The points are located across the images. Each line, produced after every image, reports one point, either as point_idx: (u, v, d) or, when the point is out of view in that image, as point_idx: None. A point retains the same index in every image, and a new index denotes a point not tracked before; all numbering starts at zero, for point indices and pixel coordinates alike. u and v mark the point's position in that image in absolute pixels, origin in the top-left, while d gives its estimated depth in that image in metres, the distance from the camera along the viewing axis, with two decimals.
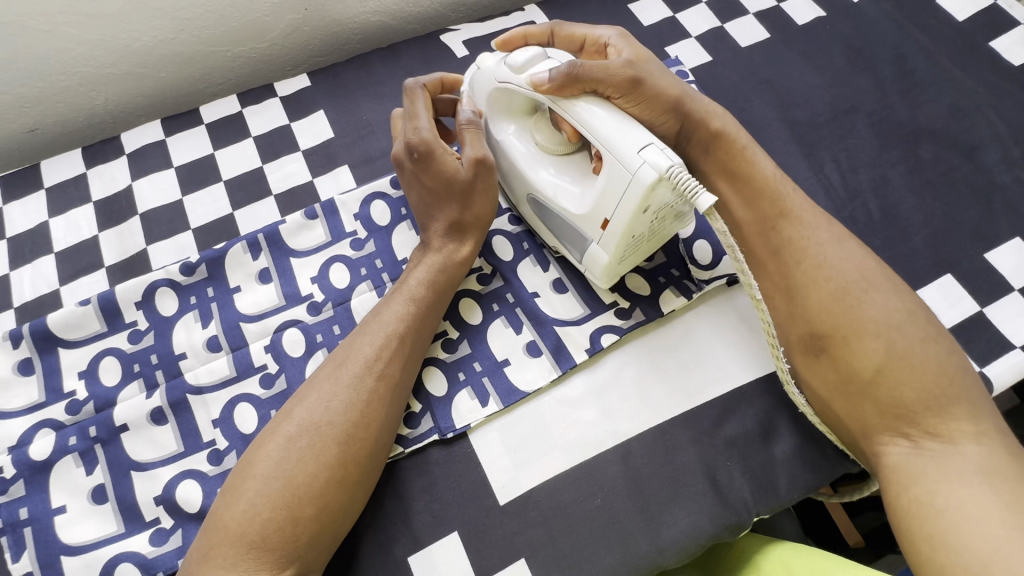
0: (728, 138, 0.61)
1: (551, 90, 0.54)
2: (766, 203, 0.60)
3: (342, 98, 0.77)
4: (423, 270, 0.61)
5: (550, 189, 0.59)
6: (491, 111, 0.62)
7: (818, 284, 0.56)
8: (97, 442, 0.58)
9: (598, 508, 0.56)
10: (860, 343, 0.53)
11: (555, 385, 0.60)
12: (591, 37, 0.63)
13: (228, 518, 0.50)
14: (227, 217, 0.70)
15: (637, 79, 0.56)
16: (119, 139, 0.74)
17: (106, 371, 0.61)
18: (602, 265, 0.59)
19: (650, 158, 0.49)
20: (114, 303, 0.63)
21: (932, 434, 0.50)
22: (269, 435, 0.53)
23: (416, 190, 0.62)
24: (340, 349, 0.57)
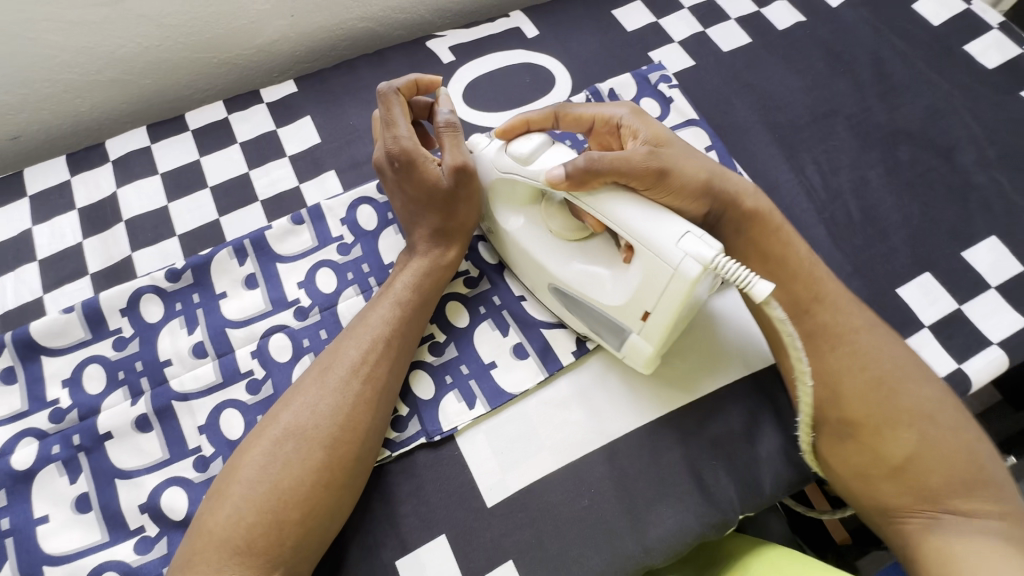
0: (759, 219, 0.58)
1: (571, 185, 0.52)
2: (800, 288, 0.58)
3: (329, 104, 0.78)
4: (409, 276, 0.61)
5: (579, 283, 0.57)
6: (500, 202, 0.61)
7: (854, 371, 0.55)
8: (81, 450, 0.57)
9: (586, 509, 0.56)
10: (890, 431, 0.53)
11: (542, 387, 0.61)
12: (601, 117, 0.60)
13: (212, 523, 0.49)
14: (213, 223, 0.70)
15: (662, 167, 0.54)
16: (104, 145, 0.74)
17: (91, 378, 0.61)
18: (645, 355, 0.56)
19: (691, 250, 0.48)
20: (98, 310, 0.63)
21: (955, 513, 0.51)
22: (256, 440, 0.53)
23: (401, 199, 0.63)
24: (326, 352, 0.58)
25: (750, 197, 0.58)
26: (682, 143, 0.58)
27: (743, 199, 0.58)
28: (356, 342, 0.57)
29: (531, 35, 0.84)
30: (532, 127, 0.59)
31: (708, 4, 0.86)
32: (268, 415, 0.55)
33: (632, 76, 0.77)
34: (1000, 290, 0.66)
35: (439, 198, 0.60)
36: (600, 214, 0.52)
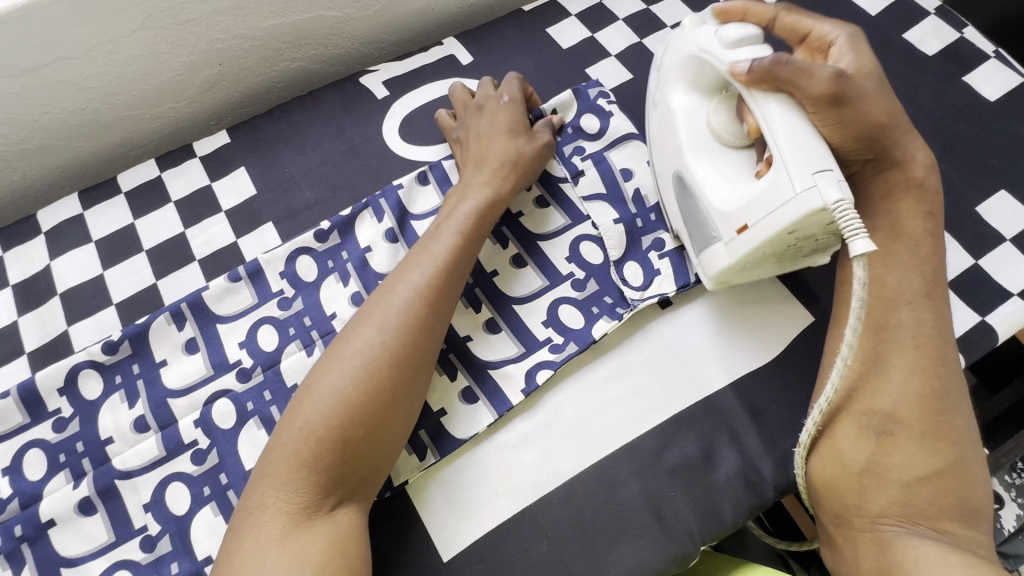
0: (920, 191, 0.57)
1: (747, 81, 0.53)
2: (925, 264, 0.56)
3: (263, 153, 0.76)
4: (477, 201, 0.63)
5: (702, 175, 0.59)
6: (680, 77, 0.63)
7: (920, 374, 0.52)
8: (24, 541, 0.56)
9: (544, 554, 0.55)
10: (931, 441, 0.51)
11: (493, 431, 0.59)
12: (819, 31, 0.60)
13: (285, 437, 0.51)
14: (150, 288, 0.68)
15: (841, 97, 0.51)
16: (36, 217, 0.73)
17: (31, 464, 0.59)
18: (719, 269, 0.58)
19: (823, 185, 0.47)
20: (35, 392, 0.61)
21: (942, 534, 0.49)
22: (329, 357, 0.54)
23: (485, 127, 0.69)
24: (395, 274, 0.58)
25: (917, 167, 0.57)
26: (879, 86, 0.56)
27: (908, 167, 0.57)
28: (431, 266, 0.58)
29: (466, 62, 0.82)
30: (748, 18, 0.63)
31: (644, 13, 0.85)
32: (339, 336, 0.56)
33: (573, 91, 0.74)
34: (953, 287, 0.64)
35: (524, 136, 0.68)
36: (754, 109, 0.53)
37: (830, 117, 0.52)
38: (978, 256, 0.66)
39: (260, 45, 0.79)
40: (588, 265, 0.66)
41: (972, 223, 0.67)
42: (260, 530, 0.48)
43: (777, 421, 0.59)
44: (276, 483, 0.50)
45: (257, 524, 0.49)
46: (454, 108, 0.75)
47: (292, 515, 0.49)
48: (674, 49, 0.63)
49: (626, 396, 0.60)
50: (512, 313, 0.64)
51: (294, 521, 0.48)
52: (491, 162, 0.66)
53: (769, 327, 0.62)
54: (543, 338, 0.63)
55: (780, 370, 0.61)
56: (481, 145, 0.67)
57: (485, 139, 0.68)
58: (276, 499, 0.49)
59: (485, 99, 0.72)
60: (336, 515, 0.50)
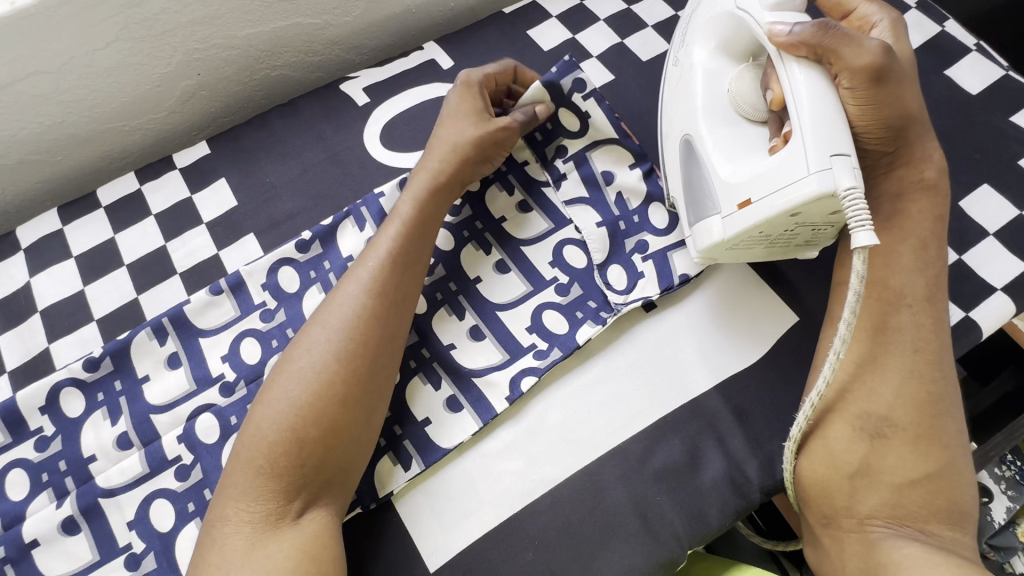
0: (931, 193, 0.57)
1: (786, 44, 0.52)
2: (928, 274, 0.55)
3: (244, 163, 0.76)
4: (427, 196, 0.62)
5: (709, 142, 0.58)
6: (713, 38, 0.62)
7: (916, 376, 0.52)
8: (7, 563, 0.56)
9: (531, 562, 0.54)
10: (923, 445, 0.51)
11: (480, 439, 0.59)
12: (862, 11, 0.61)
13: (243, 446, 0.52)
14: (131, 303, 0.67)
15: (883, 76, 0.51)
16: (16, 234, 0.72)
17: (14, 485, 0.59)
18: (712, 239, 0.57)
19: (837, 170, 0.48)
20: (17, 411, 0.61)
21: (931, 536, 0.49)
22: (284, 366, 0.54)
23: (450, 116, 0.66)
24: (343, 280, 0.58)
25: (932, 167, 0.57)
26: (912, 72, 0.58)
27: (924, 167, 0.57)
28: (377, 265, 0.58)
29: (447, 66, 0.82)
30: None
31: (625, 13, 0.84)
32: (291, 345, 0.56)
33: None
34: None
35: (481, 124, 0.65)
36: (785, 73, 0.52)
37: (867, 94, 0.51)
38: (962, 251, 0.66)
39: (239, 54, 0.79)
40: (571, 269, 0.66)
41: (956, 218, 0.67)
42: (229, 541, 0.49)
43: (762, 423, 0.59)
44: (235, 493, 0.51)
45: (221, 535, 0.50)
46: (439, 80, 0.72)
47: (253, 525, 0.49)
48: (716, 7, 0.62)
49: (613, 401, 0.60)
50: (496, 319, 0.64)
51: (256, 533, 0.49)
52: (445, 155, 0.64)
53: (754, 325, 0.62)
54: (527, 344, 0.62)
55: (764, 371, 0.61)
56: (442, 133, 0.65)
57: (447, 127, 0.66)
58: (236, 509, 0.50)
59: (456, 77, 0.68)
60: (306, 520, 0.51)
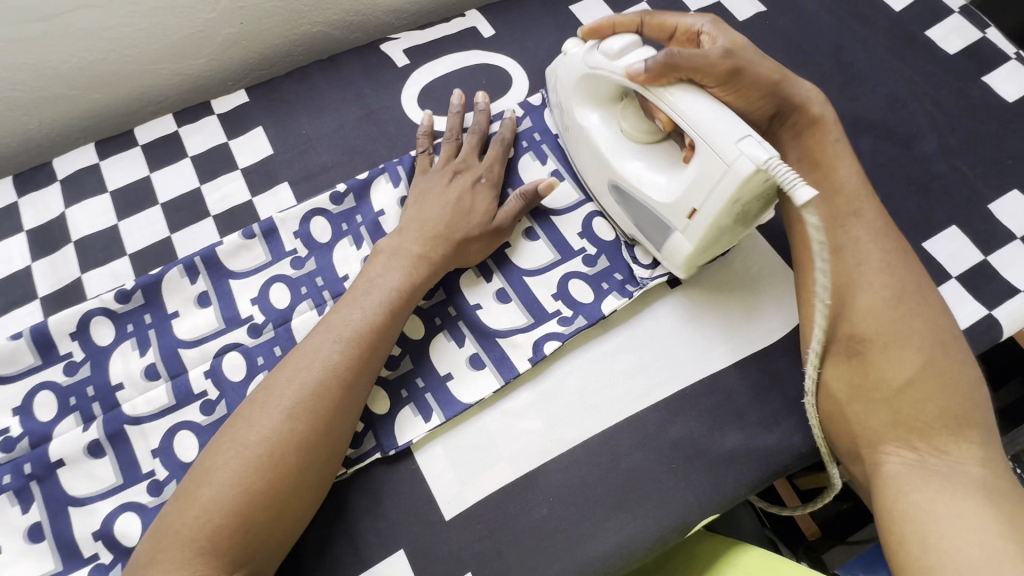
0: (825, 125, 0.62)
1: (646, 79, 0.55)
2: (843, 198, 0.60)
3: (282, 114, 0.76)
4: (405, 272, 0.60)
5: (635, 178, 0.60)
6: (580, 98, 0.65)
7: (874, 288, 0.56)
8: (32, 479, 0.57)
9: (544, 518, 0.56)
10: (900, 351, 0.54)
11: (500, 397, 0.60)
12: (684, 24, 0.63)
13: (179, 522, 0.48)
14: (164, 241, 0.68)
15: (736, 68, 0.57)
16: (52, 165, 0.73)
17: (42, 405, 0.60)
18: (682, 257, 0.60)
19: (749, 150, 0.50)
20: (48, 335, 0.62)
21: (939, 452, 0.51)
22: (226, 440, 0.52)
23: (447, 195, 0.65)
24: (302, 348, 0.56)
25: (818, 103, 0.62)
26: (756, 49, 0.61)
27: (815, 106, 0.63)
28: (337, 343, 0.55)
29: (487, 34, 0.82)
30: (617, 30, 0.64)
31: None
32: (238, 416, 0.53)
33: None
34: (961, 280, 0.66)
35: (482, 219, 0.64)
36: (668, 106, 0.55)
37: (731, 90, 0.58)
38: (987, 252, 0.67)
39: (282, 6, 0.79)
40: (599, 241, 0.67)
41: (981, 220, 0.68)
42: None
43: (779, 402, 0.60)
44: (167, 569, 0.47)
45: None
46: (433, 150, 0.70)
47: None
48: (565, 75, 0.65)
49: (631, 369, 0.61)
50: (523, 283, 0.65)
51: None
52: (439, 237, 0.62)
53: (776, 310, 0.63)
54: (552, 310, 0.63)
55: (784, 353, 0.62)
56: (433, 213, 0.64)
57: (441, 207, 0.64)
58: None
59: (472, 162, 0.68)
60: None
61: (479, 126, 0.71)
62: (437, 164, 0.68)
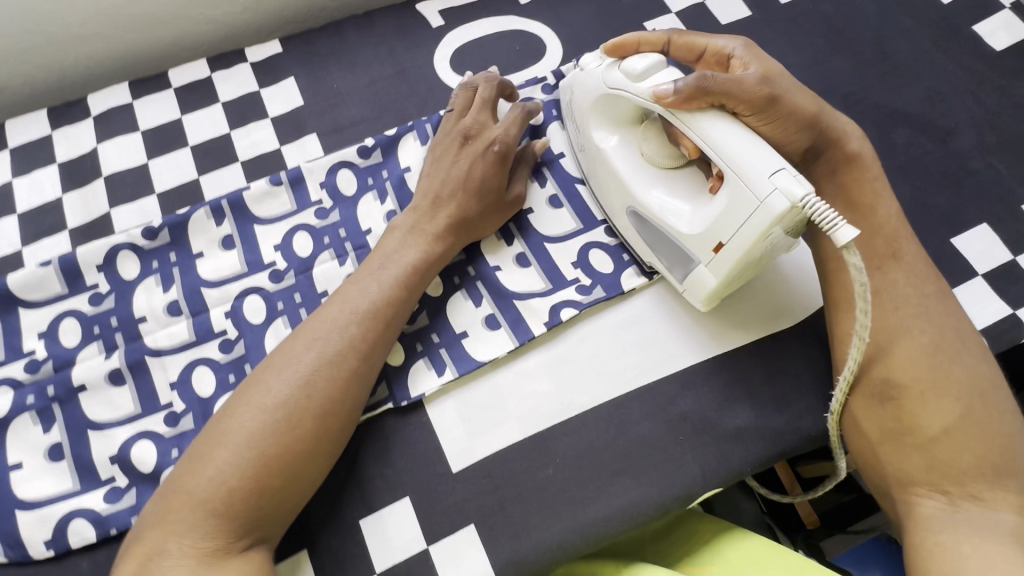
0: (859, 162, 0.59)
1: (673, 103, 0.54)
2: (882, 237, 0.58)
3: (314, 66, 0.76)
4: (420, 251, 0.60)
5: (658, 208, 0.59)
6: (597, 117, 0.63)
7: (912, 333, 0.54)
8: (55, 401, 0.58)
9: (549, 478, 0.56)
10: (935, 399, 0.52)
11: (513, 358, 0.61)
12: (714, 46, 0.61)
13: (191, 485, 0.48)
14: (192, 183, 0.69)
15: (773, 96, 0.55)
16: (86, 101, 0.74)
17: (67, 332, 0.61)
18: (706, 291, 0.58)
19: (783, 185, 0.48)
20: (75, 265, 0.63)
21: (973, 498, 0.51)
22: (240, 403, 0.51)
23: (456, 168, 0.63)
24: (318, 317, 0.55)
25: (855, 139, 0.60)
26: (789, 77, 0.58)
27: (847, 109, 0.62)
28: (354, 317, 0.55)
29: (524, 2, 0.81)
30: (642, 48, 0.61)
31: None
32: (251, 380, 0.53)
33: None
34: (987, 278, 0.65)
35: (491, 196, 0.63)
36: (695, 133, 0.54)
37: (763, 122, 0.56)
38: (1016, 252, 0.66)
39: None
40: None
41: (1014, 220, 0.67)
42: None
43: (793, 384, 0.60)
44: (178, 531, 0.47)
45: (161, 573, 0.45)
46: (453, 106, 0.67)
47: (200, 559, 0.46)
48: (583, 93, 0.64)
49: (646, 342, 0.61)
50: (543, 250, 0.65)
51: (202, 566, 0.46)
52: (447, 215, 0.62)
53: (796, 293, 0.63)
54: (571, 278, 0.63)
55: (801, 336, 0.61)
56: (442, 188, 0.62)
57: (449, 182, 0.63)
58: (178, 546, 0.46)
59: (483, 126, 0.65)
60: (248, 555, 0.48)
61: (493, 89, 0.68)
62: (453, 124, 0.66)
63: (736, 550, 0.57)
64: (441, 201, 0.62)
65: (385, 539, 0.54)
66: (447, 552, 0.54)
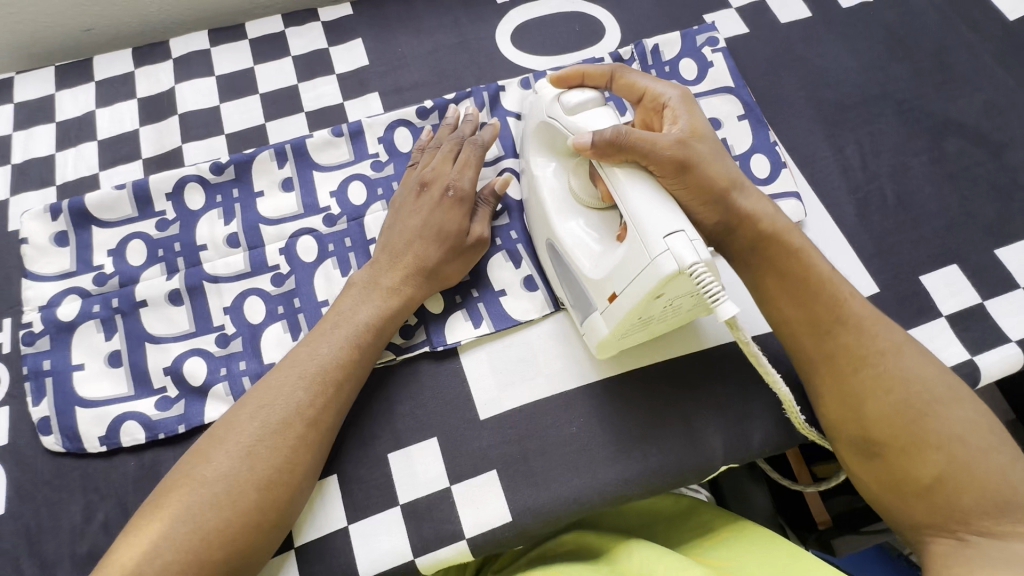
0: (779, 239, 0.55)
1: (592, 152, 0.52)
2: (825, 301, 0.54)
3: (382, 30, 0.80)
4: (374, 308, 0.57)
5: (571, 244, 0.57)
6: (537, 144, 0.62)
7: (878, 395, 0.51)
8: (118, 313, 0.62)
9: (572, 435, 0.58)
10: (916, 450, 0.50)
11: (548, 319, 0.63)
12: (652, 91, 0.59)
13: (125, 557, 0.45)
14: (259, 127, 0.73)
15: (686, 162, 0.53)
16: (168, 44, 0.78)
17: (133, 252, 0.65)
18: (599, 337, 0.56)
19: (675, 248, 0.46)
20: (146, 191, 0.67)
21: (982, 534, 0.47)
22: (181, 481, 0.49)
23: (414, 216, 0.61)
24: (268, 383, 0.53)
25: (772, 219, 0.56)
26: (717, 145, 0.56)
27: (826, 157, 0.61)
28: (302, 381, 0.53)
29: None
30: (585, 82, 0.60)
31: None
32: (196, 451, 0.51)
33: (681, 35, 0.76)
34: None
35: (453, 240, 0.60)
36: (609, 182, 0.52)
37: (672, 185, 0.53)
38: None
39: None
40: None
41: None
42: None
43: None
44: None
45: None
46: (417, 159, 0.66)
47: None
48: (530, 115, 0.63)
49: None
50: None
51: None
52: (406, 263, 0.59)
53: None
54: None
55: None
56: (399, 236, 0.61)
57: (408, 229, 0.61)
58: None
59: (443, 171, 0.63)
60: None
61: (463, 132, 0.66)
62: (415, 174, 0.65)
63: (747, 546, 0.56)
64: (398, 252, 0.60)
65: (411, 474, 0.57)
66: (468, 493, 0.56)
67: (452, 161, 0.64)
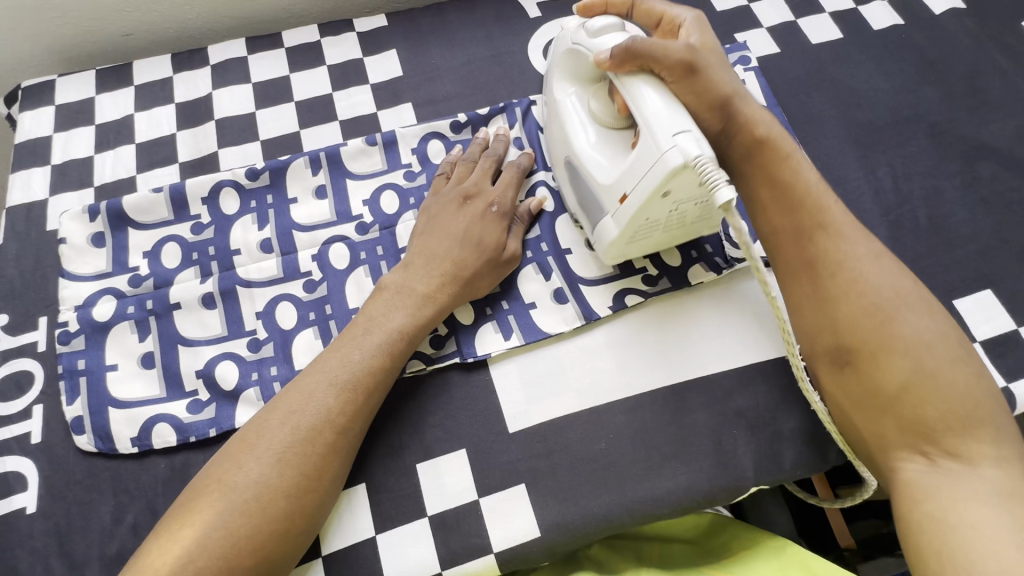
0: (775, 143, 0.60)
1: (610, 66, 0.56)
2: (809, 210, 0.57)
3: (416, 42, 0.81)
4: (408, 315, 0.58)
5: (586, 158, 0.60)
6: (561, 73, 0.65)
7: (851, 296, 0.54)
8: (152, 314, 0.63)
9: (601, 451, 0.58)
10: (885, 357, 0.52)
11: (578, 333, 0.62)
12: (669, 15, 0.65)
13: (156, 562, 0.45)
14: (293, 135, 0.74)
15: (695, 65, 0.57)
16: (207, 51, 0.80)
17: (168, 254, 0.66)
18: (609, 240, 0.59)
19: (682, 144, 0.50)
20: (183, 195, 0.68)
21: (951, 454, 0.49)
22: (212, 485, 0.49)
23: (454, 225, 0.62)
24: (298, 390, 0.53)
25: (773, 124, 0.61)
26: (722, 62, 0.61)
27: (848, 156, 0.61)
28: (333, 387, 0.53)
29: None
30: (608, 10, 0.65)
31: None
32: (226, 455, 0.51)
33: None
34: None
35: (492, 253, 0.61)
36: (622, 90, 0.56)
37: (683, 89, 0.57)
38: None
39: None
40: None
41: None
42: None
43: None
44: None
45: None
46: (450, 173, 0.67)
47: None
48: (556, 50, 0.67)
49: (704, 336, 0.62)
50: None
51: None
52: (444, 270, 0.60)
53: None
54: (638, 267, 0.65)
55: None
56: (438, 245, 0.61)
57: (446, 238, 0.61)
58: None
59: (482, 186, 0.65)
60: None
61: (496, 150, 0.68)
62: (449, 187, 0.66)
63: None
64: (435, 258, 0.60)
65: (439, 485, 0.57)
66: (497, 506, 0.56)
67: (489, 177, 0.66)
